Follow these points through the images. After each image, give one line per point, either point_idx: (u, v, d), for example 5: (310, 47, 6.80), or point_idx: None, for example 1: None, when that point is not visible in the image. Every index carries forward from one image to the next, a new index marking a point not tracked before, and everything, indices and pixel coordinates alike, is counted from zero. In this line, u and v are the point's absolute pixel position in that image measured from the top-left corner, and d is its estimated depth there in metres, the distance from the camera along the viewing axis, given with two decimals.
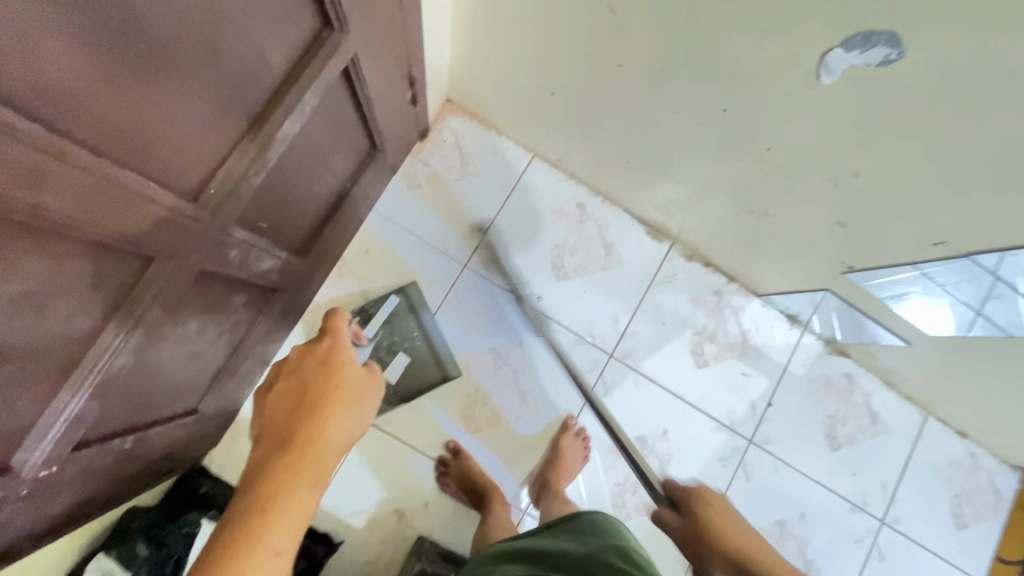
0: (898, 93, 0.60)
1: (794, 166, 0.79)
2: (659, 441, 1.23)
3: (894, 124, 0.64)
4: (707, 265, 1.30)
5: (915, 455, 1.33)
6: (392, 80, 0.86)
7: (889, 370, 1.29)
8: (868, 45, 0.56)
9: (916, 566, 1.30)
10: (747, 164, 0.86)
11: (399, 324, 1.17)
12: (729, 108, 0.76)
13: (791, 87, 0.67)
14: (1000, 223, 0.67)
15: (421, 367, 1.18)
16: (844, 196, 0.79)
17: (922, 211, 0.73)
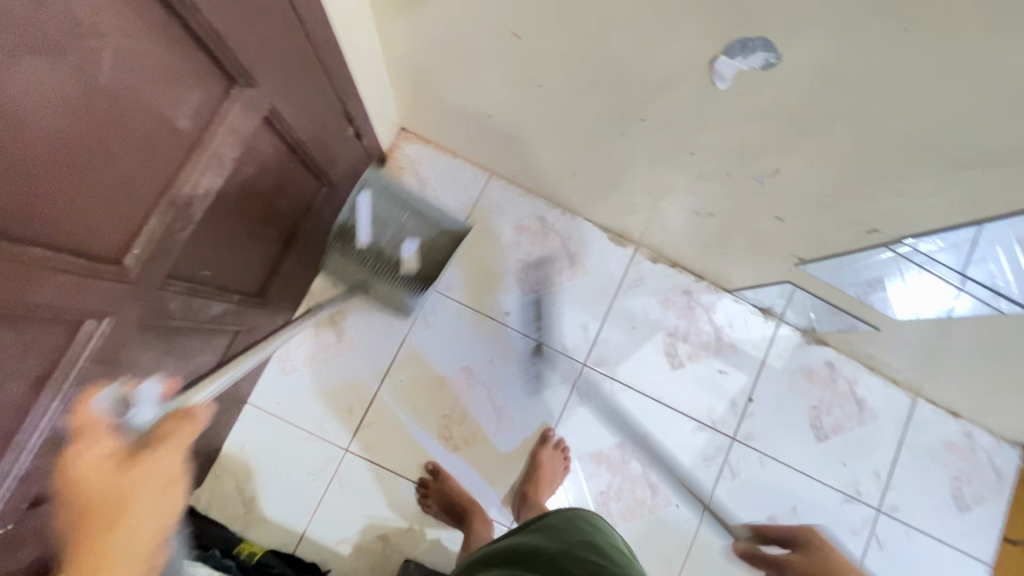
0: (789, 91, 0.61)
1: (720, 167, 0.80)
2: (640, 446, 1.23)
3: (796, 121, 0.65)
4: (673, 265, 1.30)
5: (907, 439, 1.30)
6: (326, 120, 0.89)
7: (870, 356, 1.27)
8: (748, 51, 0.58)
9: (919, 553, 1.27)
10: (680, 169, 0.87)
11: (383, 211, 1.10)
12: (646, 118, 0.78)
13: (694, 93, 0.68)
14: (919, 204, 0.67)
15: (428, 240, 1.15)
16: (773, 192, 0.80)
17: (846, 200, 0.73)
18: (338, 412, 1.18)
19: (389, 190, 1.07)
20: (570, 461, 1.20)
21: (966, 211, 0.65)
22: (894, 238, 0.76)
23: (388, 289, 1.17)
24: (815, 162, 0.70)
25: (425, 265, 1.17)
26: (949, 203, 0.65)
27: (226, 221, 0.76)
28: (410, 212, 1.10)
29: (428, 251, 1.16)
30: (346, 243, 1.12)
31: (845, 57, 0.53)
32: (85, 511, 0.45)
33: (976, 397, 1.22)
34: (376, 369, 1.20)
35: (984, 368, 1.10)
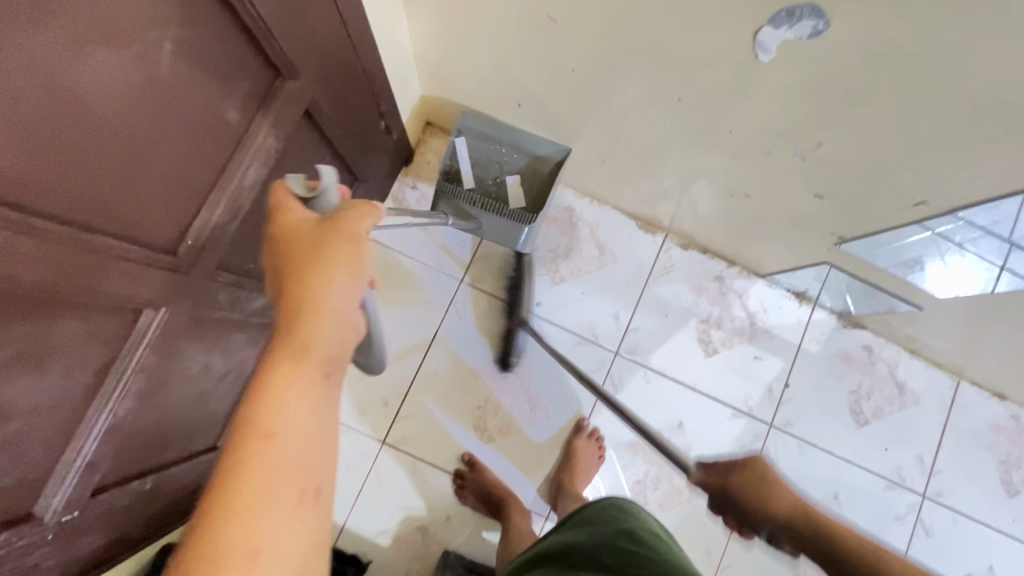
0: (833, 62, 0.60)
1: (758, 145, 0.79)
2: (676, 434, 1.22)
3: (840, 92, 0.64)
4: (704, 252, 1.28)
5: (952, 423, 1.27)
6: (361, 114, 0.90)
7: (910, 338, 1.24)
8: (794, 20, 0.57)
9: (967, 540, 1.23)
10: (714, 149, 0.86)
11: (481, 151, 1.11)
12: (682, 98, 0.77)
13: (734, 69, 0.67)
14: (970, 172, 0.66)
15: (530, 167, 1.12)
16: (813, 169, 0.78)
17: (892, 173, 0.72)
18: (374, 405, 1.19)
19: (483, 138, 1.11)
20: (605, 450, 1.20)
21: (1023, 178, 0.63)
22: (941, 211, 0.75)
23: (505, 228, 1.10)
24: (860, 134, 0.68)
25: (536, 204, 1.14)
26: (1004, 169, 0.63)
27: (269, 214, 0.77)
28: (509, 143, 1.10)
29: (531, 181, 1.14)
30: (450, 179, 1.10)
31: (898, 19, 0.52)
32: (289, 246, 0.49)
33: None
34: (410, 362, 1.21)
35: None
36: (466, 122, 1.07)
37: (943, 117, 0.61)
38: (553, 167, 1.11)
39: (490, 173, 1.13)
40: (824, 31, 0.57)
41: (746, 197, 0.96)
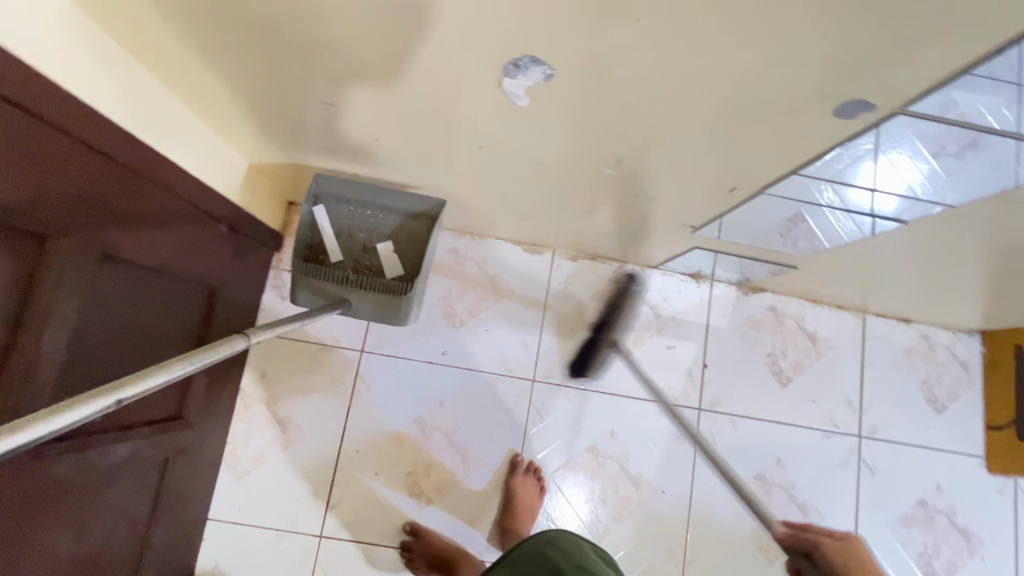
0: (580, 96, 0.61)
1: (571, 167, 0.80)
2: (610, 443, 1.22)
3: (603, 117, 0.64)
4: (594, 258, 1.29)
5: (868, 358, 1.30)
6: (185, 230, 0.88)
7: (807, 290, 1.27)
8: (524, 69, 0.58)
9: (911, 467, 1.26)
10: (540, 176, 0.86)
11: (343, 218, 1.08)
12: (483, 143, 0.77)
13: (505, 113, 0.67)
14: (752, 159, 0.67)
15: (400, 226, 1.10)
16: (627, 178, 0.80)
17: (693, 169, 0.73)
18: (303, 501, 1.15)
19: (343, 208, 1.08)
20: (545, 480, 1.19)
21: (796, 155, 0.65)
22: (753, 191, 0.76)
23: (378, 301, 1.05)
24: (643, 148, 0.70)
25: (411, 267, 1.10)
26: (779, 153, 0.65)
27: (103, 366, 0.74)
28: (372, 208, 1.08)
29: (404, 241, 1.11)
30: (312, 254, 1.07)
31: (603, 60, 0.53)
32: None
33: (916, 300, 1.22)
34: (330, 447, 1.18)
35: (908, 274, 1.10)
36: (322, 187, 1.04)
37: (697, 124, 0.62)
38: (422, 225, 1.10)
39: (360, 241, 1.10)
40: (554, 73, 0.57)
41: (595, 209, 0.97)
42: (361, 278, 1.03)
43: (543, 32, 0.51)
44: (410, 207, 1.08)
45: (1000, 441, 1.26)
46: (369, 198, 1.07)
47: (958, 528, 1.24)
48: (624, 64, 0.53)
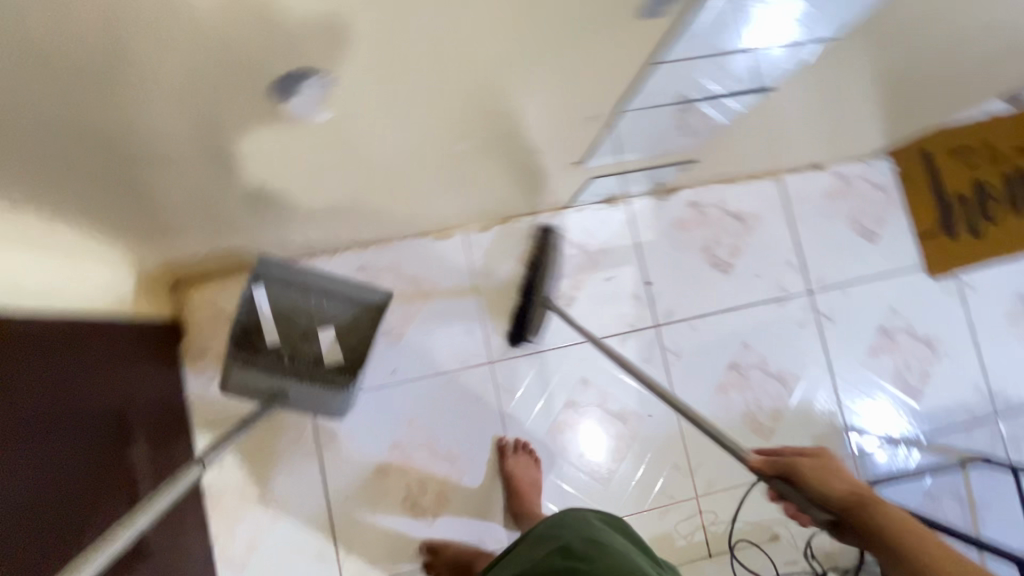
0: (373, 97, 0.53)
1: (420, 154, 0.73)
2: (587, 391, 1.22)
3: (415, 106, 0.57)
4: (505, 220, 1.24)
5: (796, 215, 1.31)
6: (70, 351, 0.75)
7: (717, 173, 1.25)
8: (301, 86, 0.48)
9: (863, 301, 1.30)
10: (398, 171, 0.79)
11: (284, 303, 0.94)
12: (316, 169, 0.69)
13: (314, 140, 0.59)
14: (589, 82, 0.61)
15: (347, 313, 0.99)
16: (482, 139, 0.73)
17: (537, 112, 0.67)
18: (312, 566, 1.12)
19: (282, 283, 0.91)
20: (537, 452, 1.19)
21: (629, 64, 0.59)
22: (611, 106, 0.71)
23: (322, 396, 1.00)
24: (491, 109, 0.63)
25: (356, 357, 1.01)
26: (612, 68, 0.59)
27: (46, 535, 0.62)
28: (323, 294, 0.95)
29: (349, 329, 1.00)
30: (246, 334, 0.92)
31: (368, 59, 0.45)
32: None
33: (823, 143, 1.22)
34: (318, 507, 1.14)
35: (803, 125, 1.08)
36: (262, 266, 0.86)
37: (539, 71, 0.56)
38: (369, 315, 1.00)
39: (300, 324, 0.97)
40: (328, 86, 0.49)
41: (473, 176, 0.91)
42: (307, 368, 0.97)
43: (317, 48, 0.42)
44: (357, 296, 0.96)
45: (935, 245, 1.32)
46: (319, 282, 0.92)
47: (920, 339, 1.30)
48: (392, 55, 0.46)
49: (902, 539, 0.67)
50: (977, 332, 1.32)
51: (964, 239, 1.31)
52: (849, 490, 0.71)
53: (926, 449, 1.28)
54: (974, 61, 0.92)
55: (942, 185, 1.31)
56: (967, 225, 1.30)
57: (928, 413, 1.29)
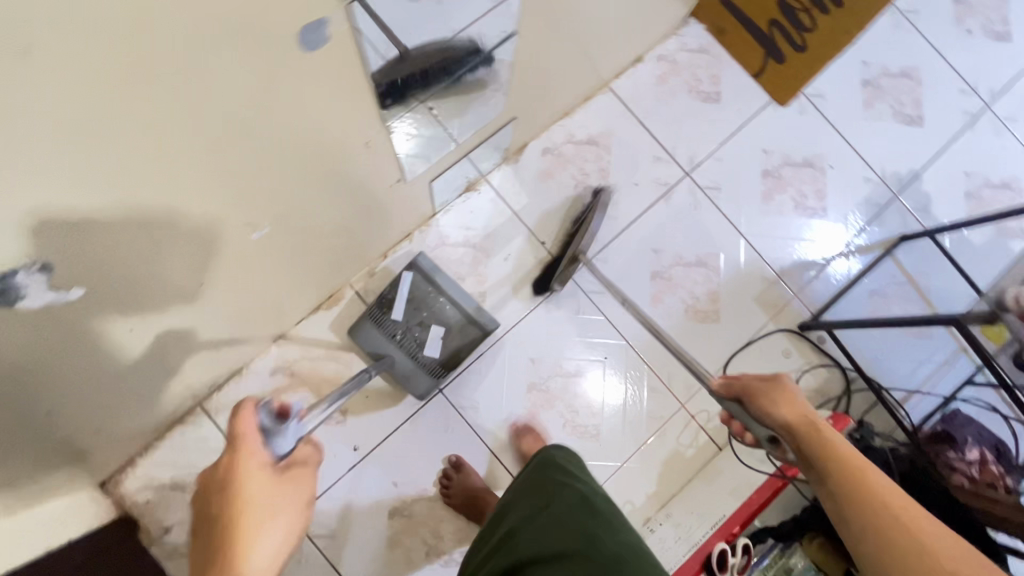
0: (83, 223, 0.50)
1: (216, 241, 0.70)
2: (539, 367, 1.22)
3: (143, 205, 0.54)
4: (386, 255, 1.22)
5: (641, 112, 1.33)
6: None
7: (551, 113, 1.25)
8: (14, 278, 0.48)
9: (737, 156, 1.34)
10: (216, 266, 0.76)
11: (419, 293, 1.18)
12: (115, 307, 0.66)
13: (72, 286, 0.56)
14: (313, 104, 0.60)
15: (458, 324, 1.18)
16: (266, 200, 0.71)
17: (291, 151, 0.65)
18: None
19: (426, 263, 1.18)
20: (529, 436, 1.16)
21: (337, 71, 0.57)
22: (371, 114, 0.70)
23: (411, 373, 1.15)
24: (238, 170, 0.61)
25: (450, 359, 1.17)
26: (322, 84, 0.57)
27: None
28: (448, 297, 1.19)
29: (453, 340, 1.18)
30: (383, 305, 1.17)
31: (23, 194, 0.43)
32: None
33: (628, 37, 1.23)
34: None
35: (593, 34, 1.08)
36: (418, 261, 1.18)
37: (245, 107, 0.53)
38: (478, 338, 1.18)
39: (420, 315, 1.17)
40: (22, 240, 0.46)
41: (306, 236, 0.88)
42: (409, 346, 1.16)
43: None
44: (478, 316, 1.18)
45: (772, 73, 1.37)
46: (449, 290, 1.19)
47: (800, 163, 1.35)
48: (50, 180, 0.43)
49: (876, 512, 0.62)
50: (845, 132, 1.37)
51: (792, 59, 1.38)
52: (797, 421, 0.73)
53: (853, 256, 1.34)
54: None
55: (751, 23, 1.38)
56: (787, 48, 1.38)
57: (840, 224, 1.34)
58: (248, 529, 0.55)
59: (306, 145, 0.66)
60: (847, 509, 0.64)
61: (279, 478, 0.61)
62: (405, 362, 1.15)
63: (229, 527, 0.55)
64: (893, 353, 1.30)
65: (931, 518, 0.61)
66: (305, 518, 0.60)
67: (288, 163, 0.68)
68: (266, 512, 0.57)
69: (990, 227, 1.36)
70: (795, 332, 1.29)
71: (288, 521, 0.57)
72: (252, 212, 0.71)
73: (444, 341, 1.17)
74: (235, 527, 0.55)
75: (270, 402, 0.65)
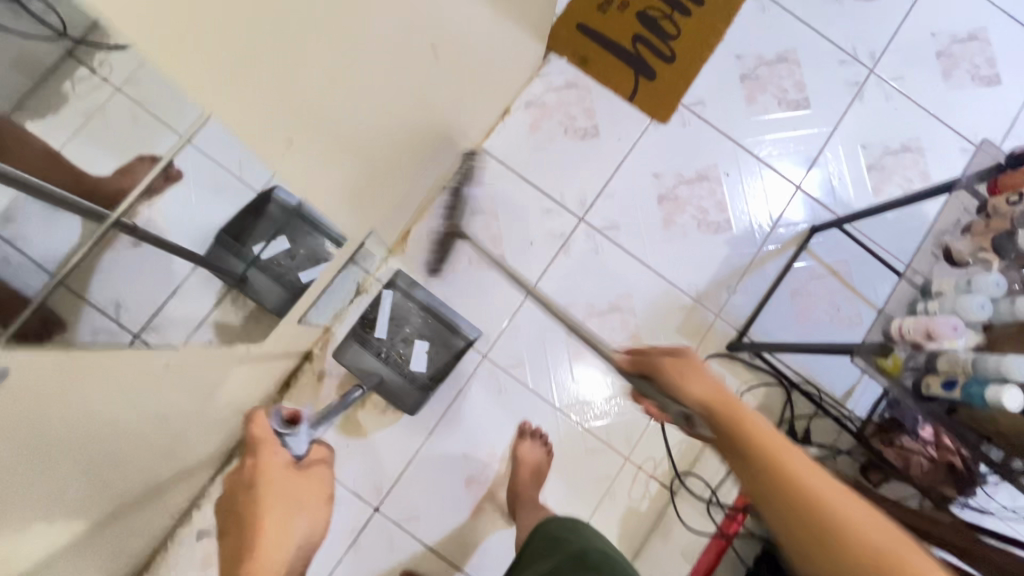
0: None
1: (54, 508, 0.65)
2: (473, 458, 1.17)
3: None
4: (288, 382, 1.16)
5: (520, 166, 1.27)
6: None
7: (426, 195, 1.20)
8: None
9: (628, 187, 1.28)
10: (73, 519, 0.70)
11: (399, 310, 1.16)
12: None
13: None
14: (80, 374, 0.54)
15: (441, 338, 1.17)
16: (94, 446, 0.65)
17: (85, 405, 0.59)
18: None
19: (404, 280, 1.17)
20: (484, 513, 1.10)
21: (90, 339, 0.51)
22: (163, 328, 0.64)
23: (399, 390, 1.14)
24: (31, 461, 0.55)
25: (437, 374, 1.15)
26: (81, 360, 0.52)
27: None
28: (433, 314, 1.17)
29: (438, 355, 1.16)
30: (366, 324, 1.15)
31: None
32: None
33: (487, 100, 1.16)
34: None
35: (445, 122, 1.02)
36: (397, 278, 1.16)
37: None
38: (462, 350, 1.17)
39: (404, 332, 1.15)
40: None
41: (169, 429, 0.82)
42: (393, 364, 1.14)
43: None
44: (459, 327, 1.17)
45: (647, 92, 1.31)
46: (432, 306, 1.17)
47: (694, 178, 1.30)
48: None
49: (765, 466, 0.51)
50: (733, 134, 1.33)
51: (663, 74, 1.32)
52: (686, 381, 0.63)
53: (768, 260, 1.30)
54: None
55: (614, 46, 1.32)
56: (656, 63, 1.32)
57: (747, 232, 1.30)
58: (268, 544, 0.62)
59: (102, 391, 0.60)
60: (789, 518, 0.49)
61: (290, 468, 0.76)
62: (393, 380, 1.14)
63: (257, 523, 0.65)
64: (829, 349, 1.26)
65: (862, 502, 0.49)
66: (311, 511, 0.76)
67: (85, 418, 0.60)
68: (290, 505, 0.70)
69: (898, 194, 1.35)
70: (725, 353, 1.25)
71: (305, 507, 0.74)
72: (63, 470, 0.62)
73: (429, 355, 1.15)
74: (264, 524, 0.65)
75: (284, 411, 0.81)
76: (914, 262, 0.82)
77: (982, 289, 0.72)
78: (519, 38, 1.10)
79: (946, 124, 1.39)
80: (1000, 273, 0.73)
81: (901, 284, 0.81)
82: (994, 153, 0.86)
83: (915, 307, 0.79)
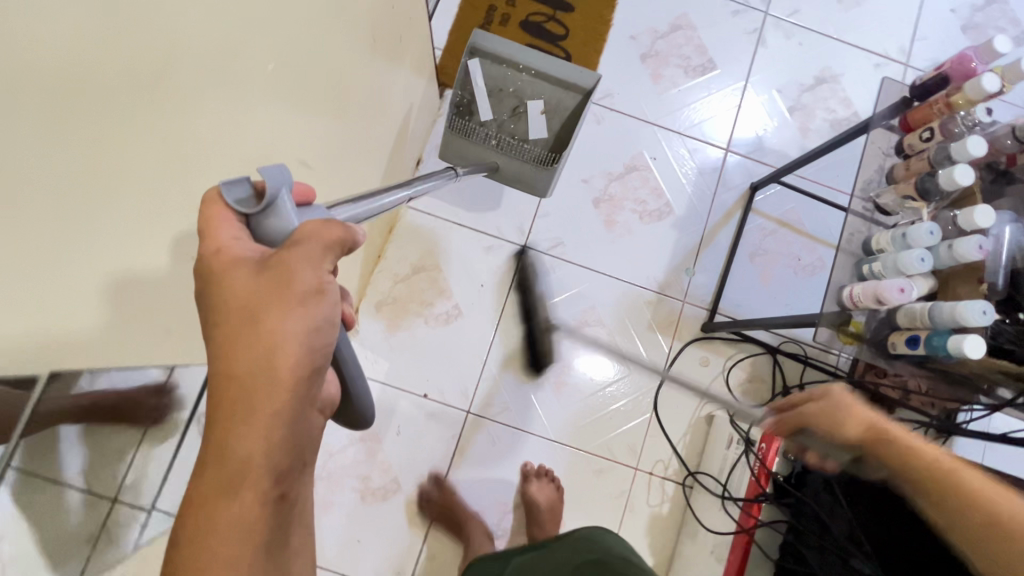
0: None
1: None
2: (487, 517, 1.15)
3: None
4: None
5: (448, 212, 1.23)
6: None
7: (364, 271, 1.16)
8: None
9: (561, 200, 1.26)
10: None
11: (496, 83, 1.16)
12: None
13: None
14: None
15: (553, 95, 1.16)
16: None
17: None
18: None
19: (489, 53, 1.14)
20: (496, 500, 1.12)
21: None
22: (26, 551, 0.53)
23: (524, 173, 1.13)
24: None
25: (558, 136, 1.18)
26: None
27: None
28: (531, 74, 1.16)
29: (555, 114, 1.17)
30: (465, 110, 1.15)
31: None
32: None
33: (395, 138, 1.06)
34: None
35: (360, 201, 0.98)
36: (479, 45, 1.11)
37: None
38: (579, 103, 1.16)
39: (510, 103, 1.17)
40: None
41: None
42: (508, 141, 1.15)
43: None
44: (567, 78, 1.14)
45: None
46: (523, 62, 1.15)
47: (622, 171, 1.28)
48: None
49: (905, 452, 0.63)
50: (650, 117, 1.30)
51: None
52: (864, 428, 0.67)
53: (718, 230, 1.28)
54: (373, 47, 0.82)
55: None
56: None
57: (690, 209, 1.28)
58: (225, 457, 0.40)
59: None
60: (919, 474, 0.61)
61: (260, 274, 0.40)
62: (512, 158, 1.12)
63: (216, 355, 0.41)
64: (799, 301, 1.25)
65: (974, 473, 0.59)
66: (303, 319, 0.42)
67: None
68: (255, 323, 0.41)
69: (826, 127, 1.34)
70: (702, 336, 1.23)
71: (274, 323, 0.41)
72: None
73: (550, 120, 1.16)
74: (216, 362, 0.41)
75: (247, 179, 0.40)
76: (848, 224, 0.80)
77: (918, 242, 0.70)
78: (411, 90, 1.06)
79: (852, 45, 1.37)
80: (931, 220, 0.72)
81: (842, 248, 0.80)
82: (896, 87, 0.84)
83: (861, 269, 0.77)
